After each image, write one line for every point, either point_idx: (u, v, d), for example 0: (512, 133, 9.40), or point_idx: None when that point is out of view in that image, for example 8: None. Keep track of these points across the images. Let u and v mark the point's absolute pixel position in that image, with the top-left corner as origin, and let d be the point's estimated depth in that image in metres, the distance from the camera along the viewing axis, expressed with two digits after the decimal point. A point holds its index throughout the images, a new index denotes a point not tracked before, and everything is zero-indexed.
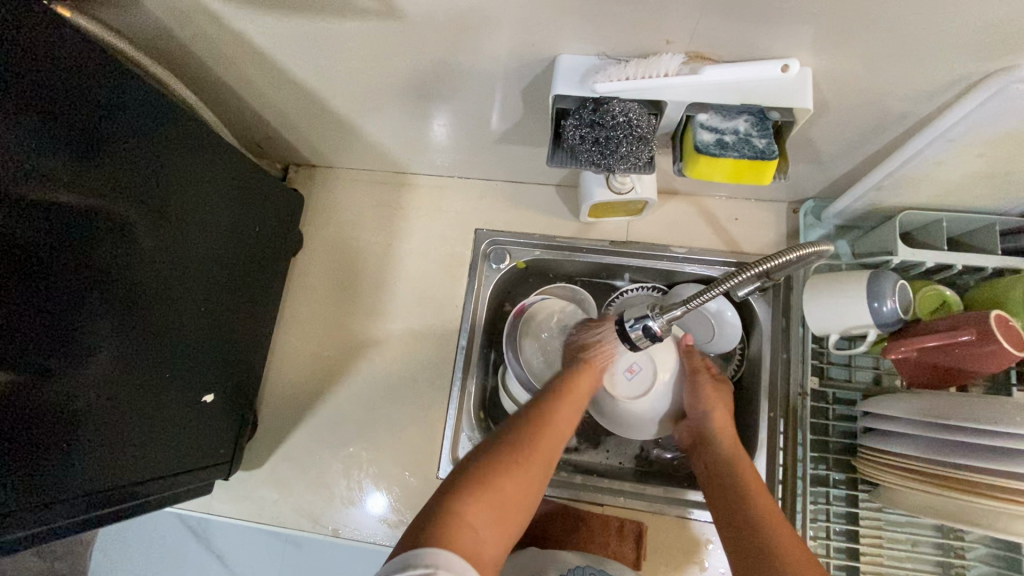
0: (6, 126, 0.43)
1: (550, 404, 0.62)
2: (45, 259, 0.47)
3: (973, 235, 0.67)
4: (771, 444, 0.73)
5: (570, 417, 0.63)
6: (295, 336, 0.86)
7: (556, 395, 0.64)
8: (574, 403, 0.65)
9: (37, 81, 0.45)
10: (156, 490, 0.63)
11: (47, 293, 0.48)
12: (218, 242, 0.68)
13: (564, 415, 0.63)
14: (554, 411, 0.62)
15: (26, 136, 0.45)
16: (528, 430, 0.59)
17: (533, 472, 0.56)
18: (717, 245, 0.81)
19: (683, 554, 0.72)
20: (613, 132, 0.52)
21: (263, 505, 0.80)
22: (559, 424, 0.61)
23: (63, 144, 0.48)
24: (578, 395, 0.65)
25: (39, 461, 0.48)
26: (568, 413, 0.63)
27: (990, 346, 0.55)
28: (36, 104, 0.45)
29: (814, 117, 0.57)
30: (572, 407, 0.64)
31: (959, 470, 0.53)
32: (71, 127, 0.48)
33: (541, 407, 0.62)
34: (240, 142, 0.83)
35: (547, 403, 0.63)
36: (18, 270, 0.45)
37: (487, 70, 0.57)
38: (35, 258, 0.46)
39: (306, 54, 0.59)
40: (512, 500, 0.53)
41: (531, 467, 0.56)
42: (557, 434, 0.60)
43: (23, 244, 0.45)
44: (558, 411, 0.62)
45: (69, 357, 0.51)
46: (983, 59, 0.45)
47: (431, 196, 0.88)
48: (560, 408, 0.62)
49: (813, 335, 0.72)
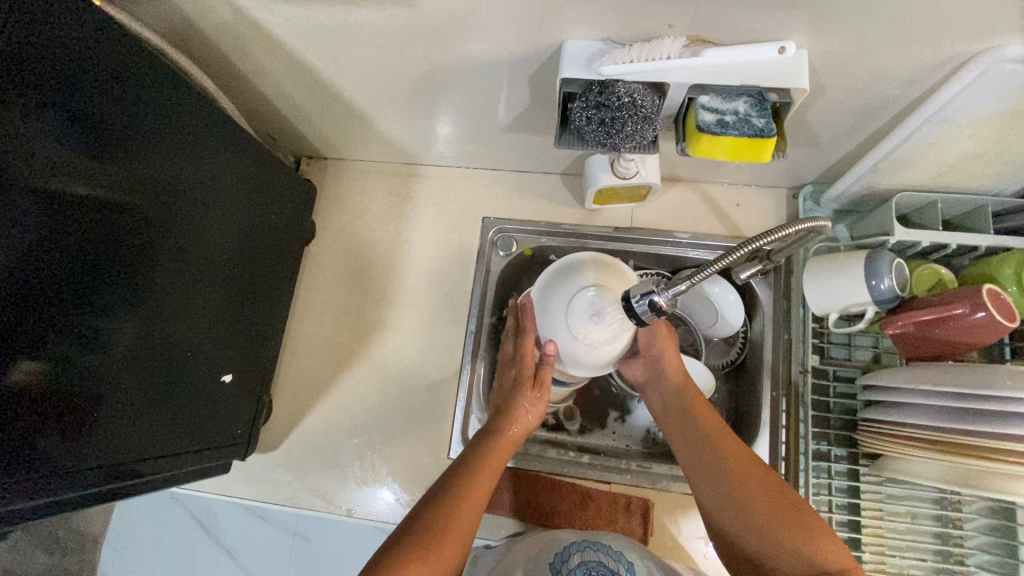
0: (22, 123, 0.44)
1: (469, 474, 0.62)
2: (60, 254, 0.49)
3: (965, 216, 0.69)
4: (774, 422, 0.75)
5: (488, 483, 0.63)
6: (308, 323, 0.88)
7: (474, 463, 0.64)
8: (492, 467, 0.65)
9: (51, 76, 0.46)
10: (181, 464, 0.66)
11: (60, 302, 0.49)
12: (231, 227, 0.70)
13: (483, 480, 0.63)
14: (471, 478, 0.62)
15: (44, 132, 0.46)
16: (444, 506, 0.58)
17: (452, 546, 0.56)
18: (718, 230, 0.83)
19: (688, 530, 0.74)
20: (618, 113, 0.54)
21: (277, 487, 0.82)
22: (477, 493, 0.61)
23: (81, 138, 0.49)
24: (496, 460, 0.65)
25: (67, 445, 0.51)
26: (486, 478, 0.63)
27: (983, 317, 0.57)
28: (51, 100, 0.46)
29: (811, 100, 0.59)
30: (492, 472, 0.64)
31: (955, 436, 0.55)
32: (85, 121, 0.49)
33: (458, 475, 0.62)
34: (254, 134, 0.85)
35: (462, 473, 0.62)
36: (26, 280, 0.46)
37: (497, 58, 0.59)
38: (41, 259, 0.47)
39: (321, 44, 0.61)
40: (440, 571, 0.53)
41: (449, 541, 0.56)
42: (475, 504, 0.60)
43: (24, 248, 0.46)
44: (475, 478, 0.62)
45: (97, 341, 0.53)
46: (969, 39, 0.47)
47: (439, 185, 0.91)
48: (476, 475, 0.62)
49: (813, 317, 0.74)
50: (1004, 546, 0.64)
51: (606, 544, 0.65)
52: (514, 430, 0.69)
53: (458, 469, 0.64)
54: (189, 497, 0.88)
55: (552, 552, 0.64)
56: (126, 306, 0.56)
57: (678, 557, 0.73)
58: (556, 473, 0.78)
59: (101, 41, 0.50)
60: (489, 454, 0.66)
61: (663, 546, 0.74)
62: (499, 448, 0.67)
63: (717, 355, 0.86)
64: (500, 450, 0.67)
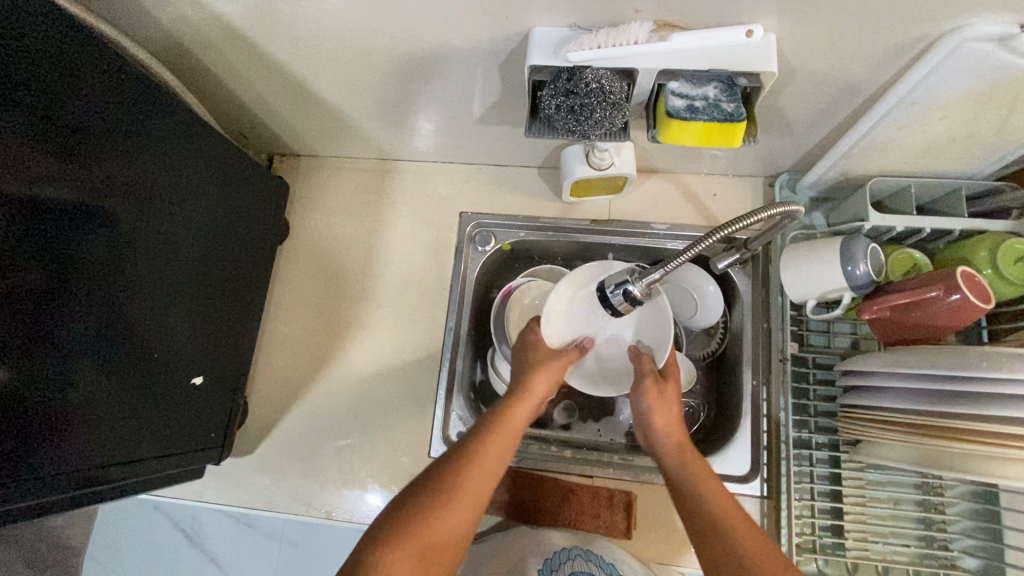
0: None
1: (485, 438, 0.58)
2: (23, 255, 0.47)
3: (939, 201, 0.69)
4: (755, 412, 0.75)
5: (500, 455, 0.57)
6: (284, 322, 0.87)
7: (488, 430, 0.59)
8: (508, 434, 0.60)
9: (9, 75, 0.45)
10: (155, 469, 0.65)
11: (25, 311, 0.48)
12: (202, 232, 0.68)
13: (494, 447, 0.58)
14: (486, 443, 0.57)
15: (6, 132, 0.45)
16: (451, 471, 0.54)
17: (460, 513, 0.51)
18: (696, 220, 0.83)
19: (672, 523, 0.74)
20: (587, 99, 0.53)
21: (256, 491, 0.81)
22: (490, 461, 0.56)
23: (39, 138, 0.48)
24: (513, 425, 0.61)
25: (33, 456, 0.49)
26: (501, 445, 0.58)
27: (958, 298, 0.57)
28: (10, 99, 0.46)
29: (783, 85, 0.59)
30: (508, 439, 0.59)
31: (933, 418, 0.55)
32: (43, 121, 0.48)
33: (471, 441, 0.57)
34: (225, 131, 0.84)
35: (476, 437, 0.58)
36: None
37: (466, 48, 0.58)
38: (10, 267, 0.46)
39: (284, 35, 0.59)
40: (439, 542, 0.49)
41: (456, 505, 0.51)
42: (484, 472, 0.55)
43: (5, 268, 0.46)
44: (490, 444, 0.58)
45: (65, 351, 0.52)
46: (935, 20, 0.47)
47: (415, 180, 0.90)
48: (490, 441, 0.58)
49: (792, 304, 0.74)
50: (988, 529, 0.64)
51: (598, 554, 0.67)
52: (534, 396, 0.65)
53: (470, 434, 0.59)
54: (166, 504, 0.86)
55: (543, 559, 0.67)
56: (92, 312, 0.54)
57: (661, 550, 0.73)
58: (537, 469, 0.77)
59: (59, 36, 0.49)
60: (500, 425, 0.60)
61: (646, 539, 0.73)
62: (517, 414, 0.62)
63: (698, 346, 0.85)
64: (516, 418, 0.62)
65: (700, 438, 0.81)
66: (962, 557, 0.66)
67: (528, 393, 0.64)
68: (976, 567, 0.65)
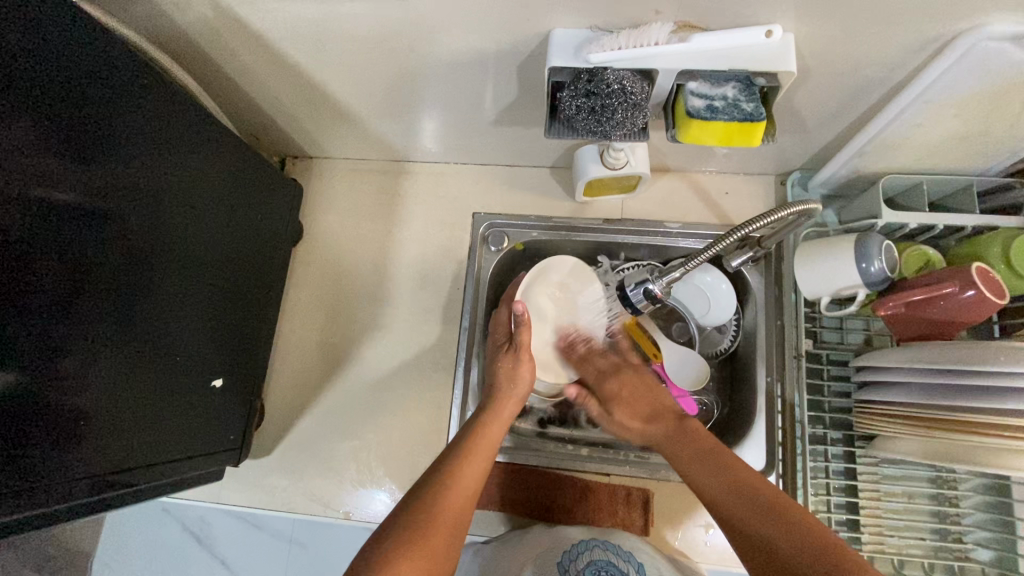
0: (8, 131, 0.44)
1: (462, 460, 0.62)
2: (46, 262, 0.48)
3: (951, 197, 0.70)
4: (769, 409, 0.76)
5: (479, 471, 0.62)
6: (298, 324, 0.87)
7: (467, 448, 0.64)
8: (483, 454, 0.64)
9: (35, 80, 0.46)
10: (176, 471, 0.65)
11: (50, 316, 0.48)
12: (218, 230, 0.68)
13: (473, 468, 0.62)
14: (461, 468, 0.61)
15: (30, 137, 0.46)
16: (434, 494, 0.58)
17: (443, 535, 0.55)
18: (709, 218, 0.83)
19: (689, 517, 0.74)
20: (608, 100, 0.54)
21: (273, 493, 0.81)
22: (466, 483, 0.60)
23: (64, 144, 0.48)
24: (487, 445, 0.65)
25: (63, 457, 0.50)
26: (477, 465, 0.62)
27: (971, 295, 0.58)
28: (36, 102, 0.46)
29: (798, 84, 0.59)
30: (483, 458, 0.64)
31: (948, 414, 0.56)
32: (67, 127, 0.49)
33: (451, 460, 0.62)
34: (239, 134, 0.84)
35: (455, 455, 0.62)
36: (8, 286, 0.45)
37: (484, 51, 0.58)
38: (21, 264, 0.46)
39: (305, 39, 0.60)
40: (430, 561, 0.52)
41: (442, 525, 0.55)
42: (465, 491, 0.59)
43: (30, 271, 0.46)
44: (468, 464, 0.62)
45: (90, 349, 0.52)
46: (951, 20, 0.47)
47: (428, 181, 0.90)
48: (469, 463, 0.62)
49: (806, 301, 0.75)
50: (1001, 521, 0.65)
51: (617, 542, 0.67)
52: (504, 412, 0.70)
53: (451, 454, 0.63)
54: (180, 508, 0.86)
55: (562, 551, 0.67)
56: (112, 317, 0.54)
57: (680, 546, 0.73)
58: (555, 467, 0.78)
59: (82, 40, 0.49)
60: (481, 446, 0.64)
61: (664, 536, 0.74)
62: (489, 433, 0.67)
63: (710, 345, 0.85)
64: (491, 435, 0.67)
65: (714, 434, 0.82)
66: (974, 549, 0.67)
67: (502, 405, 0.70)
68: (988, 559, 0.66)
